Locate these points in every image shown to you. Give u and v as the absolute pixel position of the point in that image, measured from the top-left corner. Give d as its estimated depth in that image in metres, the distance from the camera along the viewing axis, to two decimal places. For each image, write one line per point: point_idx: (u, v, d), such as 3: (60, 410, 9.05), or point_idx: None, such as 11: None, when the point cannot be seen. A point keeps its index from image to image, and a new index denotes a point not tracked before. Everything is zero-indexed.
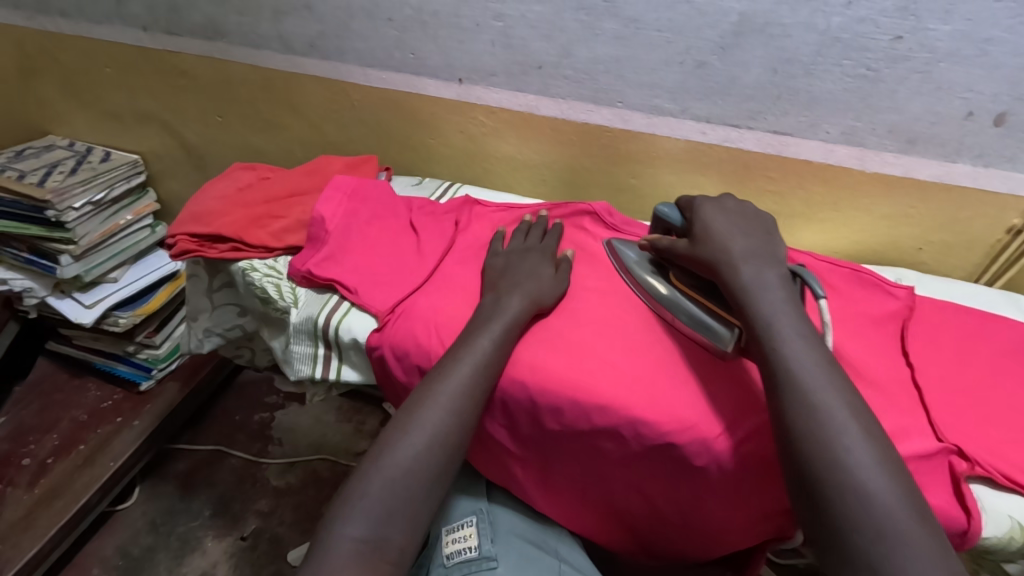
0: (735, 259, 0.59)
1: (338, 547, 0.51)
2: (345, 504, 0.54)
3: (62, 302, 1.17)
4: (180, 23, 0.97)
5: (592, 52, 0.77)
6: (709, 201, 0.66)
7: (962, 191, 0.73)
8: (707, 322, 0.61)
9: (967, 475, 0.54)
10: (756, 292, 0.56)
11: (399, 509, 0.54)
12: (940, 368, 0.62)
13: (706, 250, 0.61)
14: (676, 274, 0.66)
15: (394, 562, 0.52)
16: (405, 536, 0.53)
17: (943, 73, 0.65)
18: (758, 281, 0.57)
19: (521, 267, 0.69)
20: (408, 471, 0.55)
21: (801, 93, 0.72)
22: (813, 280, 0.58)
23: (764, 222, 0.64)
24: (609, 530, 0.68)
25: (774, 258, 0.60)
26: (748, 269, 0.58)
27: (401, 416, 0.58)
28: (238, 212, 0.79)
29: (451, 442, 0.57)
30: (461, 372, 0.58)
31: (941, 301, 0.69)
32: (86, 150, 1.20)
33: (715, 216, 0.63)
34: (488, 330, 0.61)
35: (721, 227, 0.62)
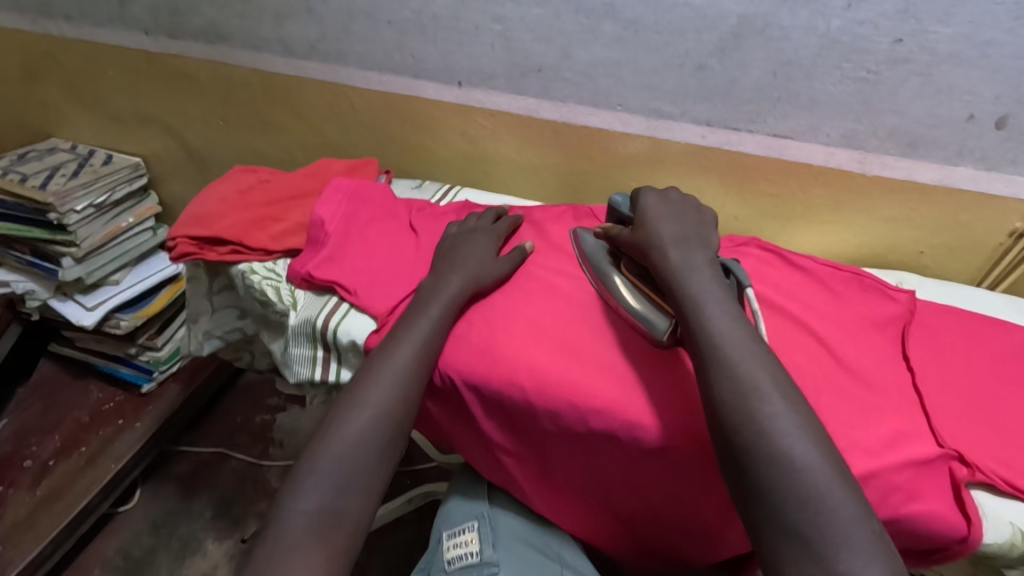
0: (666, 244, 0.61)
1: (291, 521, 0.51)
2: (297, 481, 0.54)
3: (64, 304, 1.17)
4: (182, 26, 0.98)
5: (592, 55, 0.77)
6: (654, 192, 0.68)
7: (963, 195, 0.73)
8: (646, 313, 0.62)
9: (968, 482, 0.53)
10: (682, 273, 0.58)
11: (352, 481, 0.54)
12: (940, 373, 0.61)
13: (642, 237, 0.63)
14: (625, 261, 0.66)
15: (350, 534, 0.52)
16: (359, 507, 0.54)
17: (944, 76, 0.65)
18: (687, 261, 0.59)
19: (463, 247, 0.71)
20: (356, 445, 0.56)
21: (801, 96, 0.71)
22: (742, 274, 0.61)
23: (703, 215, 0.66)
24: (607, 532, 0.68)
25: (706, 245, 0.62)
26: (676, 253, 0.60)
27: (347, 396, 0.59)
28: (237, 215, 0.79)
29: (395, 415, 0.58)
30: (406, 352, 0.60)
31: (944, 306, 0.69)
32: (88, 152, 1.21)
33: (654, 204, 0.65)
34: (428, 314, 0.63)
35: (658, 215, 0.64)
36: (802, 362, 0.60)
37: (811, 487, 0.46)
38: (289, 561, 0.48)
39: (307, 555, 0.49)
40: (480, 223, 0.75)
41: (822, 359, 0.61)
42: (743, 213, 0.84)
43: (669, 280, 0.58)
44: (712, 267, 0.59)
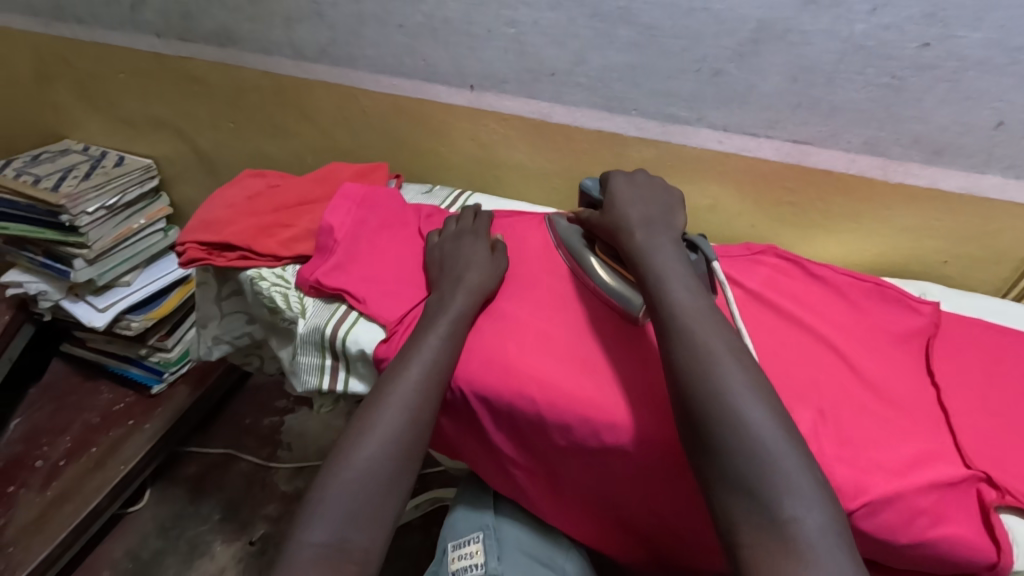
0: (632, 225, 0.61)
1: (302, 553, 0.51)
2: (309, 511, 0.53)
3: (76, 306, 1.18)
4: (193, 29, 0.97)
5: (606, 59, 0.75)
6: (621, 174, 0.67)
7: (990, 204, 0.71)
8: (622, 291, 0.62)
9: (997, 505, 0.51)
10: (645, 251, 0.58)
11: (363, 511, 0.53)
12: (966, 389, 0.59)
13: (609, 219, 0.63)
14: (598, 242, 0.66)
15: (360, 564, 0.51)
16: (369, 537, 0.53)
17: (972, 82, 0.63)
18: (651, 241, 0.59)
19: (460, 255, 0.70)
20: (365, 474, 0.54)
21: (821, 103, 0.70)
22: (708, 248, 0.61)
23: (671, 195, 0.66)
24: (620, 545, 0.67)
25: (671, 225, 0.62)
26: (642, 233, 0.60)
27: (357, 421, 0.58)
28: (246, 221, 0.79)
29: (404, 441, 0.56)
30: (415, 374, 0.58)
31: (969, 319, 0.66)
32: (100, 154, 1.21)
33: (622, 186, 0.65)
34: (435, 333, 0.61)
35: (625, 197, 0.64)
36: (821, 377, 0.59)
37: (843, 522, 0.44)
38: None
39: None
40: (466, 224, 0.75)
41: (841, 375, 0.59)
42: (760, 221, 0.82)
43: (634, 260, 0.58)
44: (675, 246, 0.59)
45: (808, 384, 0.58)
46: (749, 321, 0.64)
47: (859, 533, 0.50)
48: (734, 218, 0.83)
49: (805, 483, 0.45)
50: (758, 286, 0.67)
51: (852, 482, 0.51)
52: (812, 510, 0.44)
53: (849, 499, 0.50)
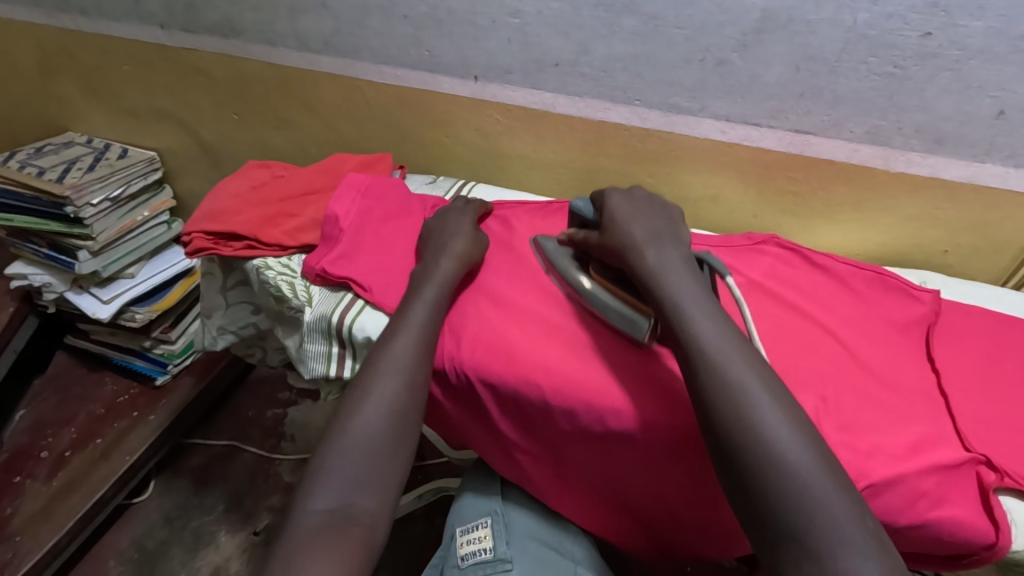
0: (641, 243, 0.60)
1: (306, 520, 0.50)
2: (312, 480, 0.53)
3: (80, 298, 1.18)
4: (197, 20, 0.98)
5: (610, 49, 0.76)
6: (618, 191, 0.66)
7: (991, 193, 0.71)
8: (627, 314, 0.60)
9: (996, 487, 0.52)
10: (658, 273, 0.57)
11: (366, 475, 0.53)
12: (965, 376, 0.60)
13: (614, 239, 0.61)
14: (593, 264, 0.65)
15: (367, 527, 0.51)
16: (374, 500, 0.53)
17: (973, 71, 0.63)
18: (663, 261, 0.58)
19: (446, 227, 0.72)
20: (365, 439, 0.55)
21: (824, 92, 0.70)
22: (718, 263, 0.61)
23: (671, 212, 0.65)
24: (620, 530, 0.68)
25: (678, 241, 0.61)
26: (652, 252, 0.59)
27: (353, 392, 0.58)
28: (252, 211, 0.79)
29: (399, 405, 0.57)
30: (406, 342, 0.60)
31: (969, 306, 0.67)
32: (104, 146, 1.21)
33: (620, 204, 0.64)
34: (423, 299, 0.63)
35: (625, 212, 0.63)
36: (820, 364, 0.59)
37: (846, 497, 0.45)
38: (305, 558, 0.47)
39: (324, 553, 0.47)
40: (464, 206, 0.77)
41: (842, 361, 0.60)
42: (762, 211, 0.83)
43: (646, 283, 0.57)
44: (689, 267, 0.58)
45: (808, 370, 0.59)
46: (750, 310, 0.64)
47: None
48: (736, 208, 0.84)
49: (809, 460, 0.46)
50: (758, 276, 0.68)
51: (852, 465, 0.51)
52: (825, 484, 0.45)
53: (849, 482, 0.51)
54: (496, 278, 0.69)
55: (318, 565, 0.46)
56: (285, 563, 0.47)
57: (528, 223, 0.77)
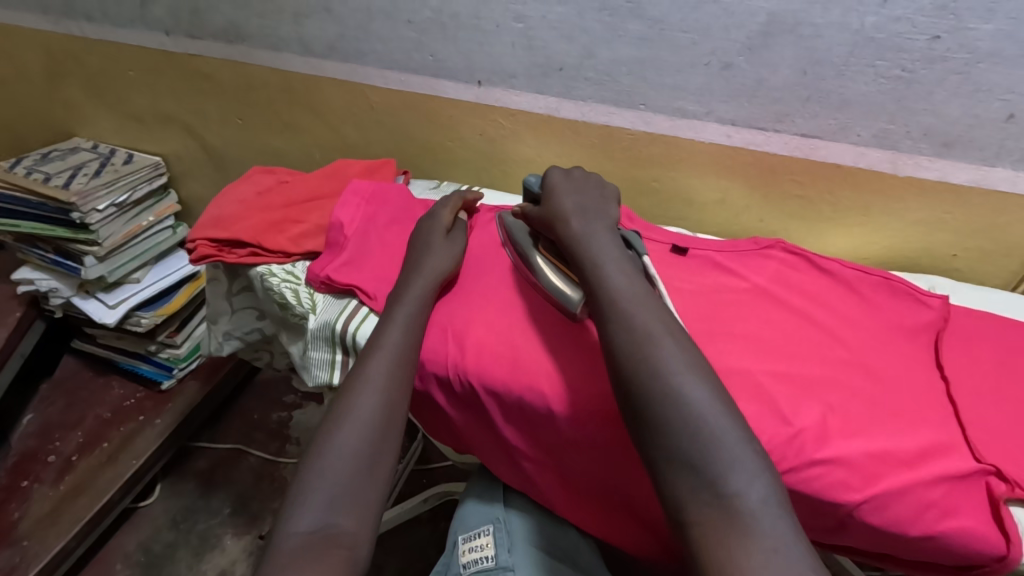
0: (567, 214, 0.63)
1: (286, 543, 0.49)
2: (292, 502, 0.52)
3: (86, 302, 1.18)
4: (202, 26, 0.98)
5: (615, 54, 0.75)
6: (560, 170, 0.70)
7: (1000, 197, 0.70)
8: (559, 286, 0.62)
9: (1007, 498, 0.51)
10: (580, 237, 0.61)
11: (347, 494, 0.52)
12: (975, 383, 0.59)
13: (546, 211, 0.65)
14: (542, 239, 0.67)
15: (349, 548, 0.49)
16: (355, 520, 0.51)
17: (983, 74, 0.62)
18: (587, 229, 0.61)
19: (424, 239, 0.72)
20: (344, 457, 0.54)
21: (831, 95, 0.69)
22: (639, 243, 0.64)
23: (607, 189, 0.68)
24: (627, 536, 0.67)
25: (607, 215, 0.64)
26: (578, 221, 0.62)
27: (332, 413, 0.58)
28: (257, 217, 0.79)
29: (377, 422, 0.56)
30: (382, 357, 0.60)
31: (978, 312, 0.67)
32: (109, 151, 1.22)
33: (559, 180, 0.68)
34: (394, 318, 0.63)
35: (562, 186, 0.67)
36: (828, 372, 0.59)
37: None
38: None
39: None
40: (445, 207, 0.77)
41: (852, 369, 0.59)
42: (769, 215, 0.82)
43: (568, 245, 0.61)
44: (613, 236, 0.61)
45: (818, 377, 0.58)
46: (756, 316, 0.64)
47: (865, 526, 0.51)
48: (742, 212, 0.83)
49: None
50: (765, 281, 0.68)
51: (858, 475, 0.51)
52: None
53: (857, 492, 0.50)
54: (489, 285, 0.69)
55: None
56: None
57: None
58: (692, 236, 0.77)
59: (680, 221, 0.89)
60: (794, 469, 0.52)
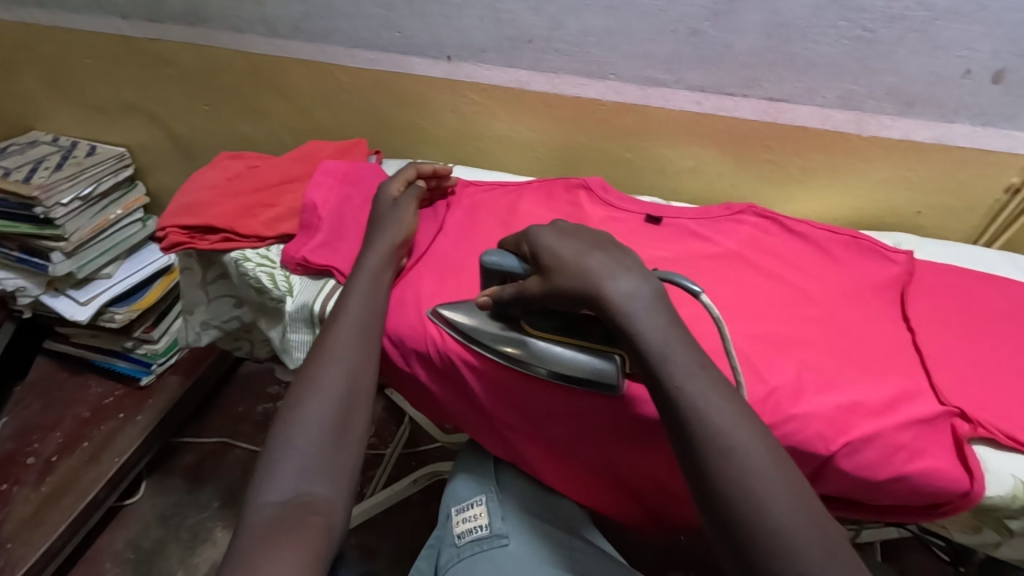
0: (605, 279, 0.52)
1: (259, 515, 0.49)
2: (264, 474, 0.52)
3: (57, 300, 1.15)
4: (160, 9, 0.95)
5: (583, 24, 0.75)
6: (546, 228, 0.59)
7: (961, 152, 0.72)
8: (592, 367, 0.57)
9: (970, 437, 0.53)
10: (631, 315, 0.50)
11: (319, 463, 0.53)
12: (940, 333, 0.61)
13: (569, 282, 0.53)
14: (527, 320, 0.61)
15: (324, 514, 0.50)
16: (329, 488, 0.52)
17: (941, 31, 0.64)
18: (634, 296, 0.51)
19: (391, 212, 0.72)
20: (314, 428, 0.54)
21: (796, 58, 0.70)
22: (684, 279, 0.53)
23: (610, 239, 0.57)
24: (610, 501, 0.69)
25: (641, 268, 0.54)
26: (623, 288, 0.51)
27: (297, 388, 0.58)
28: (228, 203, 0.78)
29: (343, 393, 0.57)
30: (346, 334, 0.61)
31: (942, 265, 0.69)
32: (71, 144, 1.18)
33: (557, 240, 0.57)
34: (354, 291, 0.64)
35: (574, 250, 0.55)
36: (799, 328, 0.61)
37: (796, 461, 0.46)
38: (259, 555, 0.46)
39: (280, 550, 0.46)
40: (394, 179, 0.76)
41: (822, 325, 0.61)
42: (741, 181, 0.83)
43: (622, 330, 0.50)
44: (664, 308, 0.51)
45: (789, 333, 0.60)
46: (729, 279, 0.66)
47: (840, 472, 0.53)
48: (716, 179, 0.84)
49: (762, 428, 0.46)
50: (736, 246, 0.70)
51: (829, 425, 0.53)
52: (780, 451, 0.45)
53: (829, 442, 0.52)
54: (461, 263, 0.70)
55: (273, 560, 0.45)
56: (243, 560, 0.45)
57: (494, 209, 0.78)
58: (666, 205, 0.78)
59: (655, 191, 0.89)
60: (770, 424, 0.53)
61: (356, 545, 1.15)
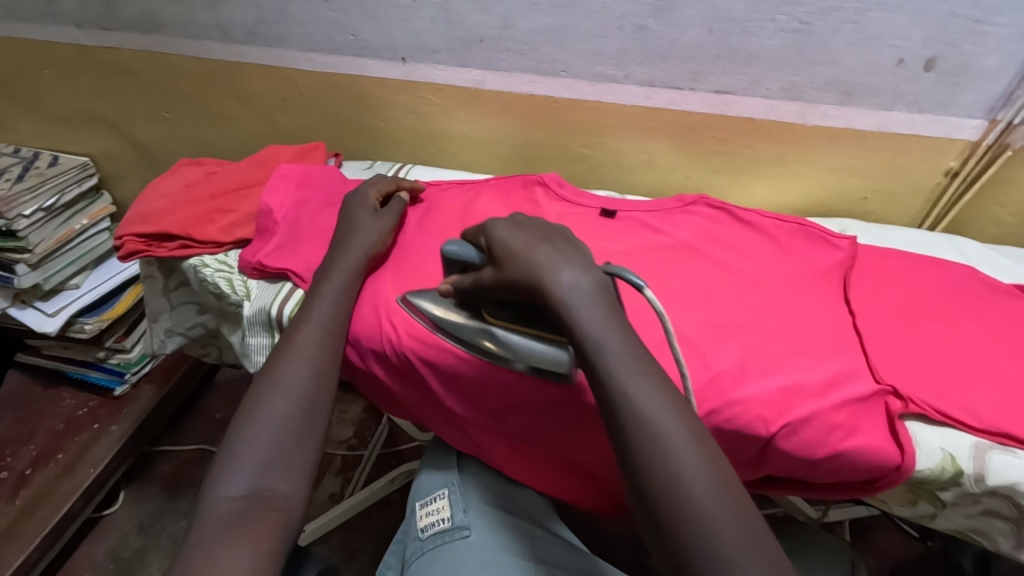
0: (546, 270, 0.53)
1: (215, 508, 0.50)
2: (222, 468, 0.53)
3: (24, 312, 1.14)
4: (114, 17, 0.94)
5: (532, 22, 0.76)
6: (501, 221, 0.61)
7: (900, 139, 0.75)
8: (543, 350, 0.58)
9: (902, 414, 0.56)
10: (570, 306, 0.51)
11: (278, 458, 0.54)
12: (880, 315, 0.63)
13: (514, 273, 0.55)
14: (486, 307, 0.61)
15: (282, 509, 0.51)
16: (289, 484, 0.53)
17: (874, 22, 0.66)
18: (575, 290, 0.52)
19: (358, 217, 0.72)
20: (274, 424, 0.55)
21: (739, 52, 0.72)
22: (629, 271, 0.53)
23: (561, 232, 0.59)
24: (574, 491, 0.70)
25: (585, 261, 0.55)
26: (562, 279, 0.53)
27: (258, 384, 0.58)
28: (186, 209, 0.78)
29: (305, 390, 0.58)
30: (306, 334, 0.61)
31: (883, 249, 0.71)
32: (33, 155, 1.18)
33: (507, 232, 0.58)
34: (316, 294, 0.65)
35: (522, 242, 0.57)
36: (744, 315, 0.62)
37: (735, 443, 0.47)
38: (215, 548, 0.46)
39: (235, 545, 0.47)
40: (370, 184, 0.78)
41: (768, 311, 0.63)
42: (694, 172, 0.85)
43: (564, 322, 0.51)
44: (603, 298, 0.52)
45: (733, 320, 0.62)
46: (680, 270, 0.67)
47: (781, 452, 0.54)
48: (671, 171, 0.86)
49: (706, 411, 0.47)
50: (688, 237, 0.71)
51: (771, 408, 0.55)
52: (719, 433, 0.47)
53: (770, 424, 0.54)
54: (420, 261, 0.71)
55: (228, 552, 0.46)
56: (197, 551, 0.46)
57: (451, 207, 0.79)
58: (621, 198, 0.79)
59: (614, 184, 0.91)
60: (715, 410, 0.55)
61: (337, 546, 1.16)
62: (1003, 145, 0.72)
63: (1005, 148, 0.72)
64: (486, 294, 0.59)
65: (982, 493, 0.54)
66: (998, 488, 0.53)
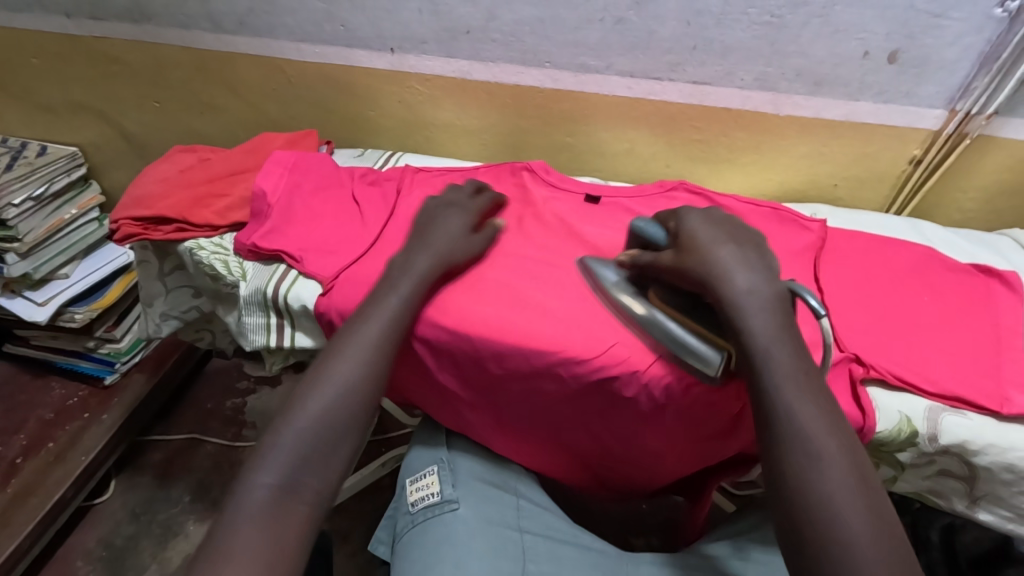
0: (728, 269, 0.56)
1: (252, 495, 0.52)
2: (257, 455, 0.55)
3: (13, 302, 1.15)
4: (104, 7, 0.95)
5: (516, 14, 0.79)
6: (696, 212, 0.64)
7: (867, 128, 0.79)
8: (696, 344, 0.57)
9: (864, 379, 0.59)
10: (745, 307, 0.54)
11: (319, 453, 0.56)
12: (847, 292, 0.67)
13: (696, 264, 0.57)
14: (655, 290, 0.62)
15: (310, 504, 0.54)
16: (321, 479, 0.55)
17: (839, 15, 0.70)
18: (756, 295, 0.55)
19: (436, 224, 0.70)
20: (319, 420, 0.57)
21: (714, 44, 0.75)
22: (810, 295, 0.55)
23: (753, 238, 0.61)
24: (561, 467, 0.73)
25: (770, 270, 0.58)
26: (744, 282, 0.55)
27: (305, 376, 0.60)
28: (180, 194, 0.80)
29: (353, 387, 0.59)
30: (356, 328, 0.62)
31: (851, 232, 0.75)
32: (21, 145, 1.18)
33: (700, 224, 0.61)
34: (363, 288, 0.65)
35: (711, 236, 0.60)
36: None
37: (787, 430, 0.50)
38: (243, 536, 0.49)
39: (263, 536, 0.50)
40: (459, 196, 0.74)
41: None
42: (674, 161, 0.89)
43: (733, 320, 0.54)
44: (779, 313, 0.54)
45: None
46: None
47: None
48: (651, 160, 0.89)
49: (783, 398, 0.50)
50: None
51: None
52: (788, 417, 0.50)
53: None
54: None
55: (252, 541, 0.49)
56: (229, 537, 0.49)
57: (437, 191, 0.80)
58: (604, 185, 0.82)
59: (597, 172, 0.94)
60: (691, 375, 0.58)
61: (329, 530, 1.18)
62: (962, 134, 0.76)
63: (964, 137, 0.77)
64: (660, 276, 0.61)
65: (936, 453, 0.58)
66: (950, 448, 0.57)
